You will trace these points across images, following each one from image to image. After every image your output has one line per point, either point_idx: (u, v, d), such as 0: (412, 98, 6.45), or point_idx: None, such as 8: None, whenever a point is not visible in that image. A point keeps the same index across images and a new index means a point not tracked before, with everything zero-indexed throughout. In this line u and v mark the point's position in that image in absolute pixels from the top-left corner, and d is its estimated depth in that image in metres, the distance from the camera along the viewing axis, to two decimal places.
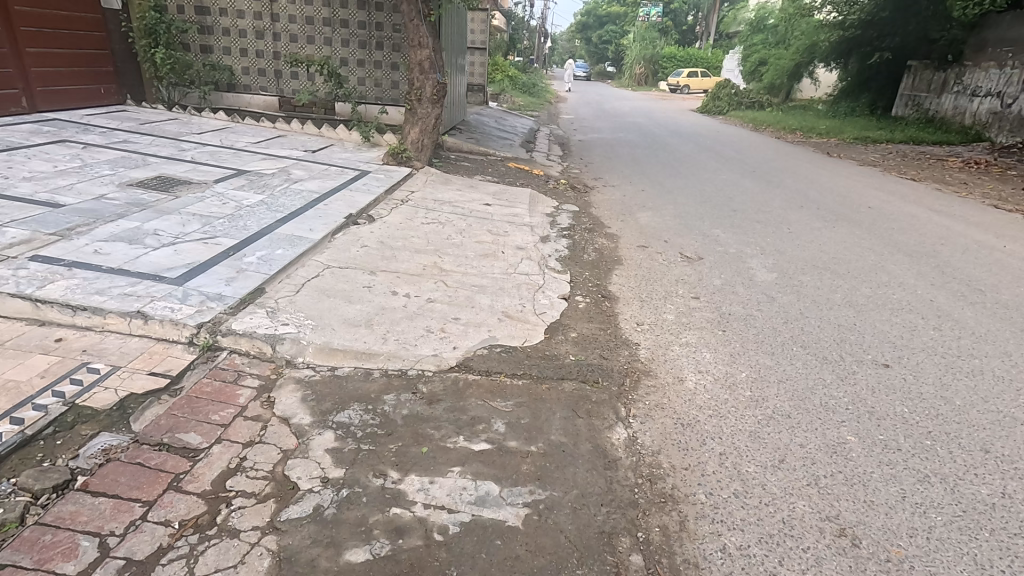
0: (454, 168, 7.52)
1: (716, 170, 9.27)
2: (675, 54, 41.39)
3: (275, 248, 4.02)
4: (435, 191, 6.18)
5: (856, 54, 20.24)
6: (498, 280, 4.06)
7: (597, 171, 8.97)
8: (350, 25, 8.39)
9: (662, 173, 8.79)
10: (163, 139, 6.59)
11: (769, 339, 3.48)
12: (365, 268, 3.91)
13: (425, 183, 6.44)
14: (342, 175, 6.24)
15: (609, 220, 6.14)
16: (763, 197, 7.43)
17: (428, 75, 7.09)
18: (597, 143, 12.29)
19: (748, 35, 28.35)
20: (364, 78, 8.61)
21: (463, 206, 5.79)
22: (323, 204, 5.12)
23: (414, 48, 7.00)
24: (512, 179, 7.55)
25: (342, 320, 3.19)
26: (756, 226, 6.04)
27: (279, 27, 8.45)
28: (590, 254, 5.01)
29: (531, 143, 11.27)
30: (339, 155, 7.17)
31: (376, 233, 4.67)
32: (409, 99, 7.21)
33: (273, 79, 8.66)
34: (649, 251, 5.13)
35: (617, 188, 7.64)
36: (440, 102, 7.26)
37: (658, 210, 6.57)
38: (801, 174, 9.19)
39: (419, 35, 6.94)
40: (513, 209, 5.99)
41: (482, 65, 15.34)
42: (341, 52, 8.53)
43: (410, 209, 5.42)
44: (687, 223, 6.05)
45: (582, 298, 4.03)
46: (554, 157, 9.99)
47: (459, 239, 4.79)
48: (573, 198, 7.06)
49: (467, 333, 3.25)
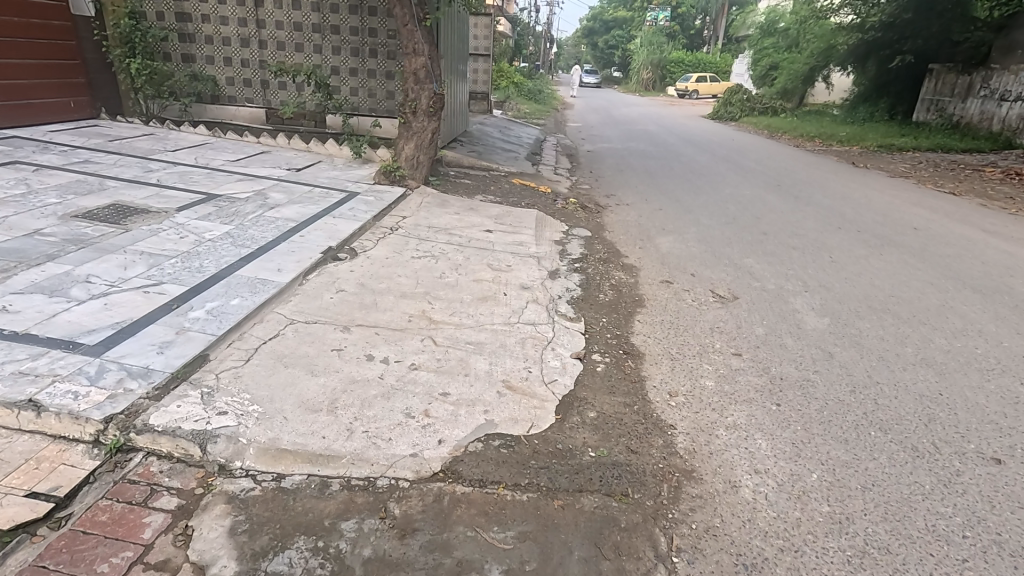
0: (453, 187, 6.85)
1: (739, 184, 8.54)
2: (683, 58, 40.70)
3: (231, 297, 3.35)
4: (430, 215, 5.52)
5: (873, 59, 19.40)
6: (498, 333, 3.39)
7: (609, 186, 8.27)
8: (341, 31, 7.79)
9: (681, 189, 8.09)
10: (131, 158, 5.97)
11: (836, 416, 2.78)
12: (337, 322, 3.25)
13: (419, 206, 5.78)
14: (326, 199, 5.59)
15: (626, 247, 5.46)
16: (795, 217, 6.69)
17: (424, 85, 6.44)
18: (607, 153, 11.62)
19: (759, 38, 27.60)
20: (356, 88, 7.99)
21: (460, 233, 5.12)
22: (299, 236, 4.46)
23: (409, 56, 6.37)
24: (517, 198, 6.87)
25: (299, 402, 2.52)
26: (794, 253, 5.32)
27: (265, 33, 7.87)
28: (606, 293, 4.32)
29: (538, 155, 10.58)
30: (327, 173, 6.53)
31: (356, 272, 3.99)
32: (403, 111, 6.55)
33: (259, 90, 8.08)
34: (675, 289, 4.43)
35: (632, 208, 6.95)
36: (437, 115, 6.60)
37: (680, 234, 5.87)
38: (831, 188, 8.45)
39: (414, 42, 6.31)
40: (518, 236, 5.31)
41: (485, 71, 14.71)
42: (332, 61, 7.92)
43: (399, 239, 4.76)
44: (715, 251, 5.34)
45: (599, 356, 3.34)
46: (562, 171, 9.30)
47: (454, 277, 4.13)
48: (584, 220, 6.38)
49: (458, 416, 2.58)
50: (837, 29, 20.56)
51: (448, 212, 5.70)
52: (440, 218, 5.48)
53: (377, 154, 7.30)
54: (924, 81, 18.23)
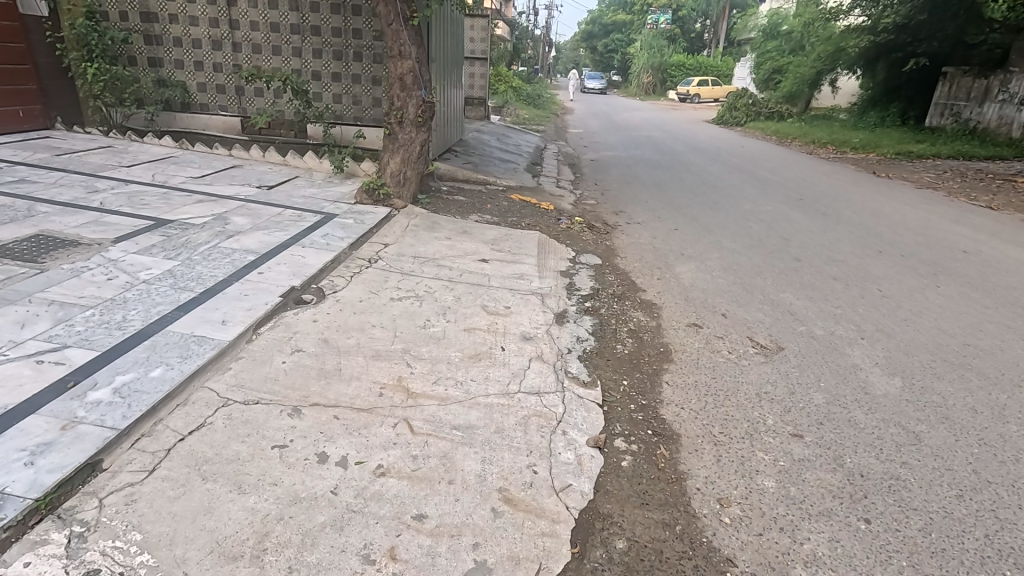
0: (445, 205, 6.12)
1: (759, 199, 7.83)
2: (684, 61, 39.99)
3: (153, 365, 2.61)
4: (417, 241, 4.81)
5: (884, 61, 18.73)
6: (493, 409, 2.67)
7: (617, 201, 7.56)
8: (322, 32, 7.10)
9: (696, 205, 7.38)
10: (77, 175, 5.26)
11: (951, 545, 2.06)
12: (286, 400, 2.52)
13: (405, 230, 5.07)
14: (296, 223, 4.87)
15: (642, 278, 4.74)
16: (828, 238, 5.97)
17: (411, 92, 5.73)
18: (613, 163, 10.92)
19: (762, 42, 26.98)
20: (340, 94, 7.30)
21: (451, 264, 4.41)
22: (256, 275, 3.73)
23: (395, 59, 5.67)
24: (517, 217, 6.16)
25: (211, 543, 1.79)
26: (837, 285, 4.61)
27: (239, 35, 7.19)
28: (625, 342, 3.60)
29: (538, 165, 9.87)
30: (302, 191, 5.81)
31: (320, 322, 3.26)
32: (388, 121, 5.83)
33: (233, 97, 7.41)
34: (705, 336, 3.71)
35: (645, 228, 6.24)
36: (426, 125, 5.89)
37: (702, 261, 5.15)
38: (859, 203, 7.74)
39: (400, 44, 5.61)
40: (517, 266, 4.60)
41: (482, 76, 14.01)
42: (313, 65, 7.23)
43: (378, 274, 4.04)
44: (745, 283, 4.63)
45: (621, 440, 2.63)
46: (565, 184, 8.58)
47: (441, 326, 3.42)
48: (592, 244, 5.66)
49: (436, 559, 1.84)
50: (846, 32, 19.83)
51: (438, 237, 4.98)
52: (427, 245, 4.77)
53: (361, 168, 6.59)
54: (938, 85, 17.61)
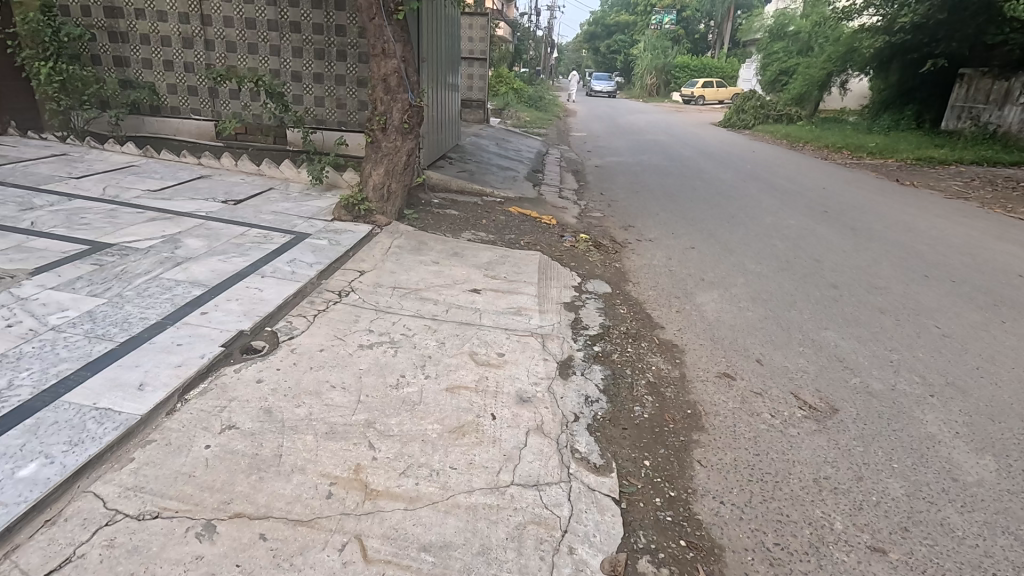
0: (435, 221, 5.48)
1: (780, 212, 7.17)
2: (688, 62, 39.28)
3: (25, 459, 1.97)
4: (399, 268, 4.17)
5: (898, 62, 18.03)
6: (477, 516, 2.03)
7: (625, 214, 6.92)
8: (302, 29, 6.48)
9: (711, 219, 6.72)
10: (16, 188, 4.64)
11: None
12: (199, 510, 1.88)
13: (386, 253, 4.43)
14: (260, 246, 4.23)
15: (659, 312, 4.10)
16: (864, 259, 5.32)
17: (396, 95, 5.08)
18: (619, 170, 10.29)
19: (768, 43, 26.32)
20: (322, 97, 6.69)
21: (436, 297, 3.78)
22: (197, 317, 3.08)
23: (377, 59, 5.04)
24: (515, 235, 5.51)
25: None
26: (887, 321, 3.95)
27: (211, 32, 6.58)
28: (645, 400, 2.95)
29: (539, 173, 9.22)
30: (274, 206, 5.18)
31: (266, 383, 2.62)
32: (370, 128, 5.19)
33: (207, 100, 6.82)
34: (741, 392, 3.06)
35: (657, 247, 5.61)
36: (413, 132, 5.24)
37: (726, 290, 4.50)
38: (889, 216, 7.08)
39: (383, 41, 4.98)
40: (514, 299, 3.96)
41: (481, 77, 13.37)
42: (292, 65, 6.62)
43: (348, 312, 3.41)
44: (778, 318, 3.99)
45: (647, 558, 1.99)
46: (568, 194, 7.93)
47: (419, 385, 2.78)
48: (598, 266, 5.01)
49: None
50: (858, 32, 19.10)
51: (425, 262, 4.35)
52: (410, 272, 4.13)
53: (343, 179, 5.95)
54: (954, 87, 16.92)
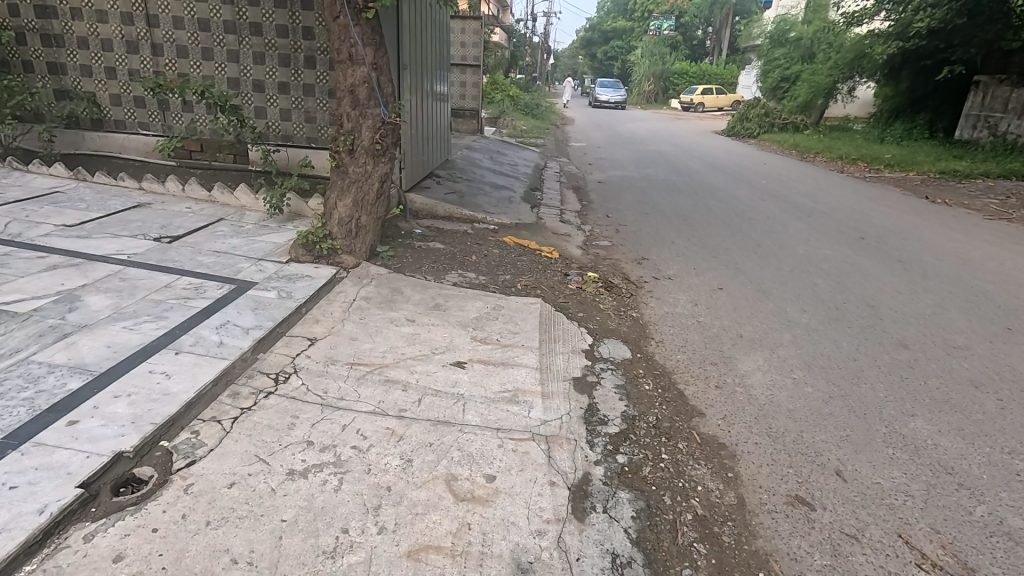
0: (415, 260, 4.60)
1: (812, 240, 6.32)
2: (687, 68, 38.59)
3: None
4: (363, 332, 3.28)
5: (909, 69, 17.31)
6: None
7: (637, 243, 6.05)
8: (264, 31, 5.60)
9: (736, 249, 5.87)
10: None
11: None
12: None
13: (348, 309, 3.53)
14: (186, 303, 3.32)
15: (693, 389, 3.22)
16: (928, 305, 4.46)
17: (365, 110, 4.18)
18: (624, 186, 9.44)
19: (769, 49, 25.65)
20: (289, 110, 5.82)
21: (408, 378, 2.89)
22: (58, 431, 2.17)
23: (343, 66, 4.16)
24: (511, 275, 4.63)
25: None
26: (988, 403, 3.08)
27: (159, 34, 5.70)
28: (697, 556, 2.06)
29: (538, 191, 8.34)
30: (219, 243, 4.28)
31: (127, 564, 1.70)
32: (335, 149, 4.28)
33: (157, 113, 5.95)
34: (831, 537, 2.17)
35: (679, 289, 4.75)
36: (388, 154, 4.34)
37: (772, 353, 3.62)
38: (935, 244, 6.24)
39: (350, 44, 4.10)
40: (509, 375, 3.07)
41: (474, 85, 12.50)
42: (253, 73, 5.74)
43: (283, 410, 2.51)
44: (849, 398, 3.12)
45: None
46: (570, 217, 7.05)
47: (368, 546, 1.89)
48: (611, 318, 4.13)
49: None
50: (870, 37, 18.18)
51: (397, 322, 3.46)
52: (377, 338, 3.24)
53: (309, 206, 5.07)
54: (968, 95, 16.16)
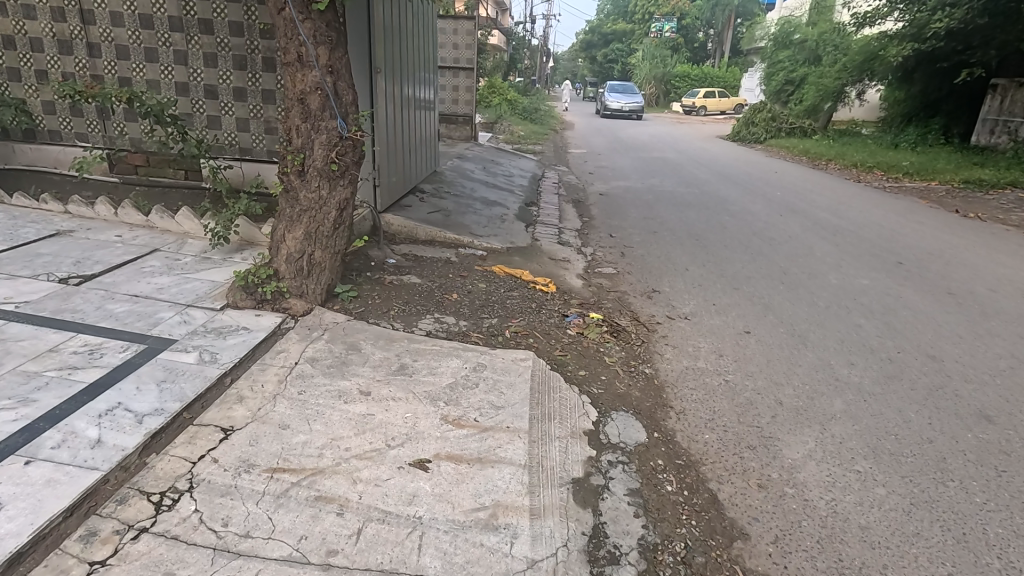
0: (382, 300, 3.84)
1: (844, 265, 5.57)
2: (688, 71, 37.88)
3: None
4: (298, 416, 2.51)
5: (923, 71, 16.55)
6: None
7: (646, 272, 5.29)
8: (215, 29, 4.85)
9: (759, 279, 5.12)
10: None
11: None
12: None
13: (284, 379, 2.77)
14: (69, 376, 2.55)
15: (728, 491, 2.46)
16: (1001, 355, 3.70)
17: (317, 122, 3.42)
18: (629, 199, 8.69)
19: (772, 51, 24.89)
20: (246, 120, 5.07)
21: (346, 495, 2.11)
22: None
23: (291, 69, 3.39)
24: (498, 319, 3.86)
25: None
26: None
27: (96, 32, 4.95)
28: None
29: (534, 206, 7.58)
30: (141, 283, 3.53)
31: None
32: (283, 170, 3.52)
33: (96, 123, 5.20)
34: None
35: (699, 335, 3.99)
36: (347, 175, 3.58)
37: (824, 432, 2.86)
38: (985, 271, 5.47)
39: (298, 42, 3.34)
40: (486, 480, 2.31)
41: (468, 89, 11.77)
42: (204, 77, 4.99)
43: (154, 564, 1.74)
44: (936, 507, 2.36)
45: None
46: (570, 238, 6.29)
47: None
48: (619, 377, 3.36)
49: None
50: (884, 39, 16.95)
51: (347, 397, 2.70)
52: (315, 424, 2.48)
53: (259, 234, 4.32)
54: (986, 98, 15.40)
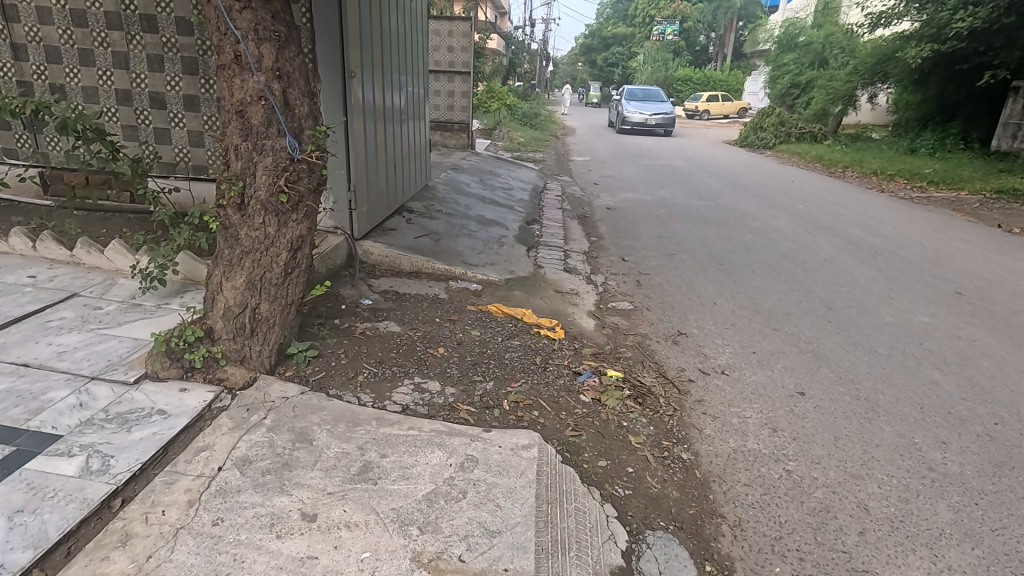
0: (349, 360, 3.08)
1: (896, 297, 4.82)
2: (690, 74, 37.18)
3: None
4: (204, 569, 1.75)
5: (939, 74, 15.84)
6: None
7: (668, 307, 4.54)
8: (160, 26, 4.11)
9: (802, 317, 4.37)
10: None
11: None
12: None
13: (198, 501, 2.00)
14: None
15: None
16: None
17: (260, 142, 2.67)
18: (640, 214, 7.94)
19: (777, 54, 24.19)
20: (199, 133, 4.33)
21: None
22: None
23: (227, 73, 2.65)
24: (494, 383, 3.09)
25: None
26: None
27: (21, 31, 4.22)
28: None
29: (536, 224, 6.84)
30: (40, 346, 2.77)
31: None
32: (219, 201, 2.76)
33: (25, 137, 4.47)
34: None
35: (742, 399, 3.24)
36: (302, 208, 2.81)
37: (936, 564, 2.11)
38: None
39: (233, 39, 2.60)
40: None
41: (464, 95, 11.06)
42: (148, 82, 4.25)
43: None
44: None
45: None
46: (577, 263, 5.54)
47: None
48: (650, 468, 2.61)
49: None
50: (898, 40, 16.10)
51: (283, 529, 1.94)
52: None
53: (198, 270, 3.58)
54: (1008, 102, 14.67)
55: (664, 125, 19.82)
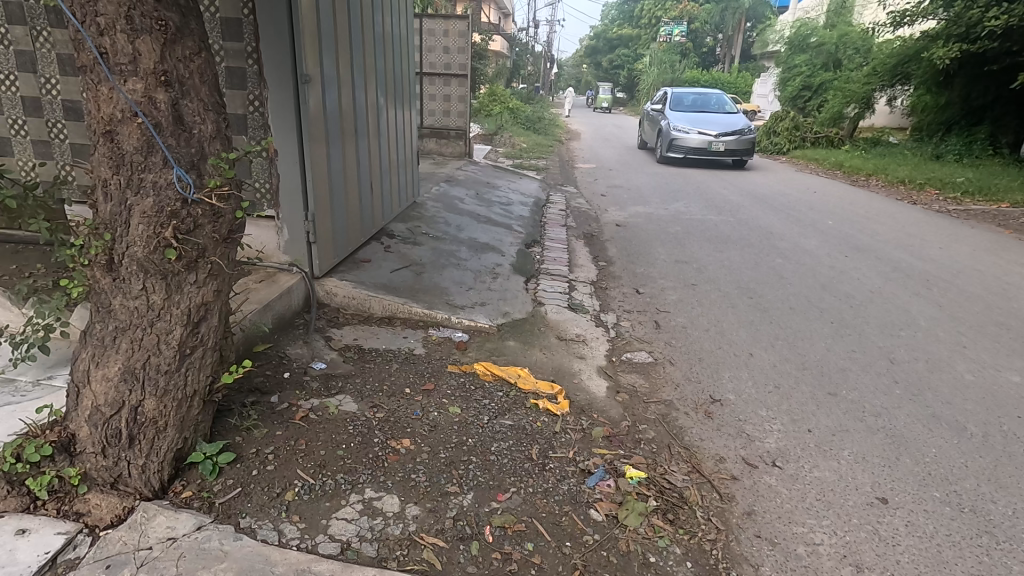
0: (278, 464, 2.27)
1: (970, 346, 3.98)
2: (698, 77, 36.30)
3: None
4: None
5: (965, 75, 14.94)
6: None
7: (696, 362, 3.73)
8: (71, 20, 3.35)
9: (861, 376, 3.55)
10: None
11: None
12: None
13: None
14: None
15: None
16: None
17: (136, 177, 1.89)
18: (653, 232, 7.13)
19: (787, 56, 23.33)
20: None
21: None
22: None
23: (89, 80, 1.86)
24: (474, 496, 2.28)
25: None
26: None
27: None
28: None
29: (536, 247, 6.03)
30: None
31: None
32: (85, 259, 1.98)
33: None
34: None
35: (806, 509, 2.44)
36: (204, 266, 2.01)
37: None
38: None
39: (91, 31, 1.81)
40: None
41: (461, 99, 10.29)
42: (61, 88, 3.48)
43: None
44: None
45: None
46: (584, 298, 4.73)
47: None
48: None
49: None
50: (921, 40, 15.24)
51: None
52: None
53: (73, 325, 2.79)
54: None
55: (736, 149, 12.34)
